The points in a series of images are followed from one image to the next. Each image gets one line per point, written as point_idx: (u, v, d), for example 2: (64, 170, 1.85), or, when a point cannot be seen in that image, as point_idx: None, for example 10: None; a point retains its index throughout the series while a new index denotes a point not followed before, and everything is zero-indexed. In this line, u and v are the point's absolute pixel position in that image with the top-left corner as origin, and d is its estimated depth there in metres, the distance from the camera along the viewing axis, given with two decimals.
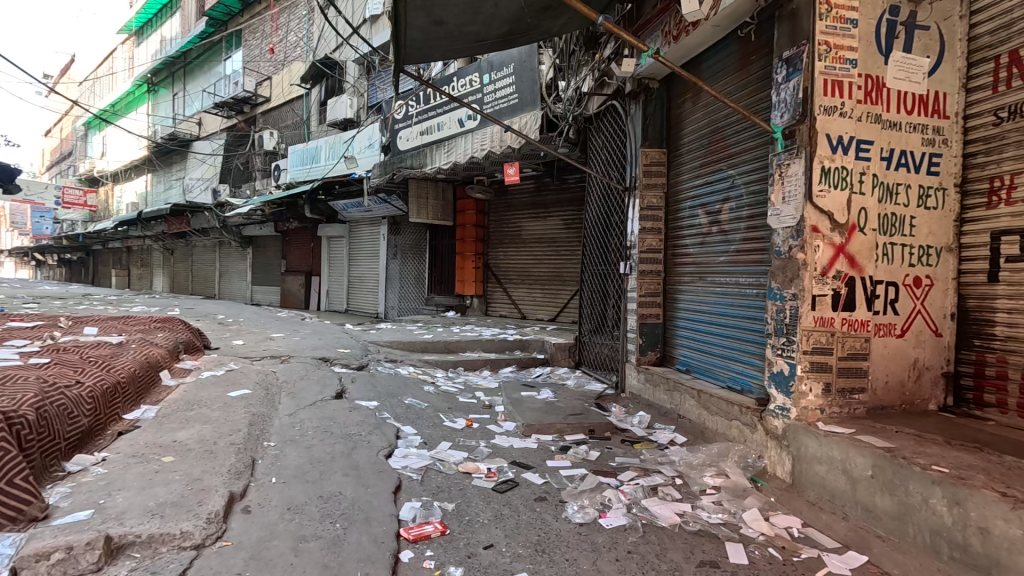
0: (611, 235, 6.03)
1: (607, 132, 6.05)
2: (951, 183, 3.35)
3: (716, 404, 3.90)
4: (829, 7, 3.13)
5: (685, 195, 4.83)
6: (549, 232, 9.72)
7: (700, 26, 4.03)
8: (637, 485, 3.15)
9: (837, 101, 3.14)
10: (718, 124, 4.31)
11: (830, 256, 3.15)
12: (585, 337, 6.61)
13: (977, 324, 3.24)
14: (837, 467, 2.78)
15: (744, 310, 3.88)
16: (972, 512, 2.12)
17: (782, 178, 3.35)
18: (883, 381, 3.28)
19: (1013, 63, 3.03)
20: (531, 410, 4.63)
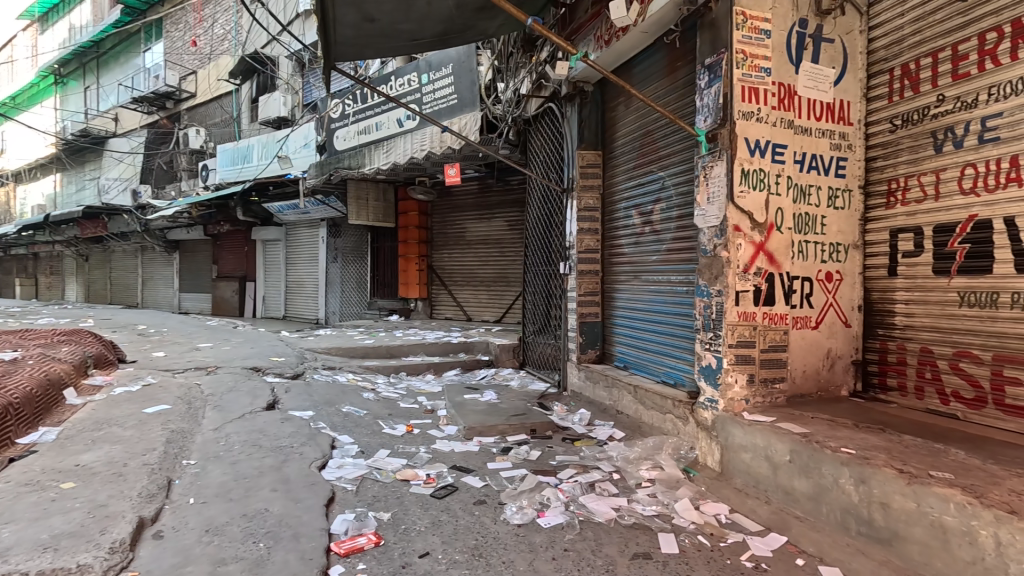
0: (551, 235, 6.10)
1: (546, 134, 6.12)
2: (856, 185, 3.62)
3: (652, 399, 4.01)
4: (745, 18, 3.30)
5: (620, 196, 4.95)
6: (494, 233, 9.74)
7: (629, 31, 4.15)
8: (575, 483, 3.18)
9: (754, 106, 3.31)
10: (648, 127, 4.45)
11: (751, 253, 3.32)
12: (529, 337, 6.65)
13: (880, 314, 3.52)
14: (760, 453, 2.94)
15: (676, 307, 4.02)
16: (875, 490, 2.29)
17: (706, 180, 3.50)
18: (802, 370, 3.50)
19: (905, 75, 3.34)
20: (473, 412, 4.60)
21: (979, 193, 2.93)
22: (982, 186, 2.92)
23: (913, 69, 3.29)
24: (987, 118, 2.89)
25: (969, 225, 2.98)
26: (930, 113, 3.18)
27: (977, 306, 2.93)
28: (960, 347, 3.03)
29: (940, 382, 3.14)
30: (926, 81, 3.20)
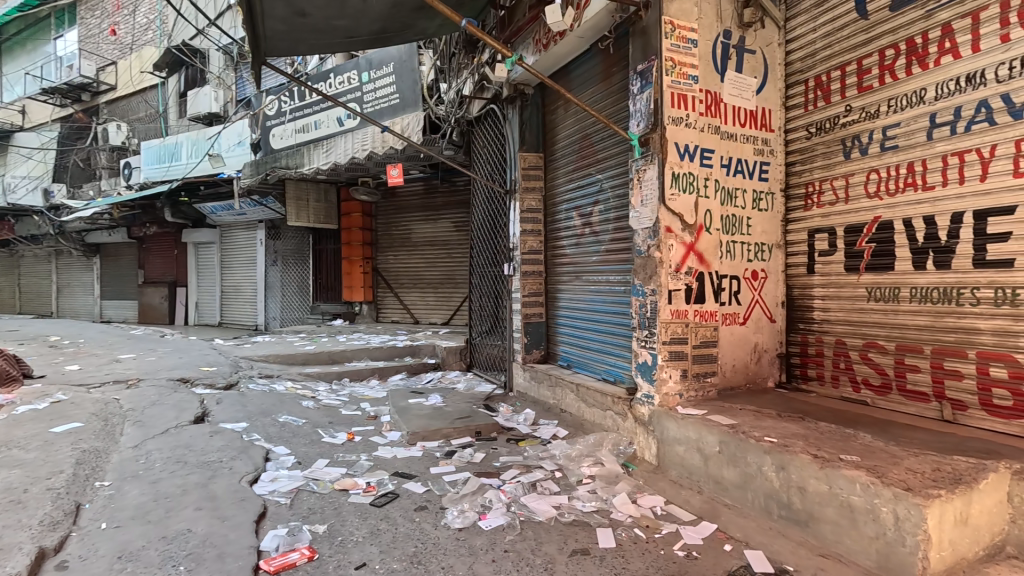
0: (496, 237, 6.11)
1: (489, 136, 6.13)
2: (777, 188, 3.84)
3: (593, 397, 4.10)
4: (673, 27, 3.44)
5: (561, 198, 5.03)
6: (440, 234, 9.66)
7: (566, 36, 4.22)
8: (517, 484, 3.20)
9: (683, 112, 3.45)
10: (586, 131, 4.55)
11: (682, 254, 3.46)
12: (476, 339, 6.63)
13: (801, 310, 3.76)
14: (693, 446, 3.06)
15: (615, 306, 4.12)
16: (794, 475, 2.44)
17: (639, 182, 3.61)
18: (731, 364, 3.68)
19: (818, 86, 3.59)
20: (417, 417, 4.52)
21: (882, 196, 3.20)
22: (884, 190, 3.19)
23: (825, 81, 3.54)
24: (888, 127, 3.16)
25: (874, 226, 3.24)
26: (840, 122, 3.44)
27: (882, 300, 3.19)
28: (868, 339, 3.29)
29: (852, 371, 3.39)
30: (837, 92, 3.46)
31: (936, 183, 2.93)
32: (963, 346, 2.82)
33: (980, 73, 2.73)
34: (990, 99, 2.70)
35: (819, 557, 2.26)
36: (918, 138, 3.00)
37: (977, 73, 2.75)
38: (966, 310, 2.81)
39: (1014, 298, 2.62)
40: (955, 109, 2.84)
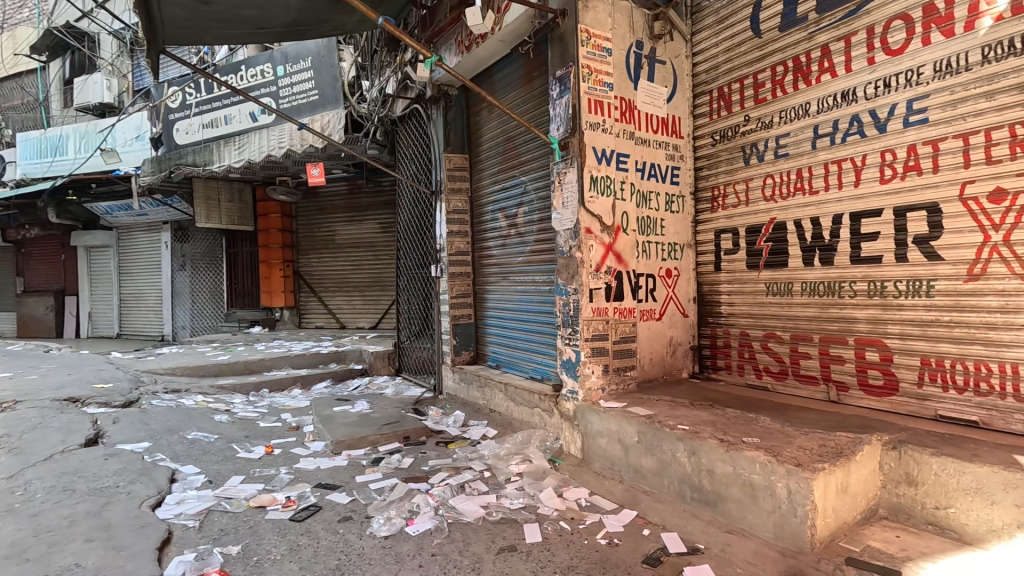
0: (423, 238, 6.03)
1: (413, 136, 6.04)
2: (688, 192, 4.10)
3: (521, 395, 4.17)
4: (589, 36, 3.57)
5: (487, 199, 5.06)
6: (366, 236, 9.41)
7: (487, 39, 4.26)
8: (445, 486, 3.18)
9: (600, 118, 3.60)
10: (509, 134, 4.62)
11: (602, 254, 3.60)
12: (405, 342, 6.51)
13: (710, 305, 4.04)
14: (615, 438, 3.19)
15: (540, 305, 4.21)
16: (703, 459, 2.61)
17: (560, 185, 3.71)
18: (649, 358, 3.87)
19: (721, 97, 3.88)
20: (342, 425, 4.36)
21: (776, 199, 3.51)
22: (778, 194, 3.50)
23: (727, 92, 3.83)
24: (780, 137, 3.47)
25: (770, 227, 3.55)
26: (740, 131, 3.74)
27: (778, 294, 3.51)
28: (768, 330, 3.60)
29: (755, 359, 3.70)
30: (737, 103, 3.75)
31: (820, 187, 3.26)
32: (844, 334, 3.17)
33: (853, 91, 3.08)
34: (860, 114, 3.05)
35: (726, 533, 2.45)
36: (805, 147, 3.32)
37: (850, 91, 3.10)
38: (847, 301, 3.15)
39: (884, 290, 2.98)
40: (833, 122, 3.18)
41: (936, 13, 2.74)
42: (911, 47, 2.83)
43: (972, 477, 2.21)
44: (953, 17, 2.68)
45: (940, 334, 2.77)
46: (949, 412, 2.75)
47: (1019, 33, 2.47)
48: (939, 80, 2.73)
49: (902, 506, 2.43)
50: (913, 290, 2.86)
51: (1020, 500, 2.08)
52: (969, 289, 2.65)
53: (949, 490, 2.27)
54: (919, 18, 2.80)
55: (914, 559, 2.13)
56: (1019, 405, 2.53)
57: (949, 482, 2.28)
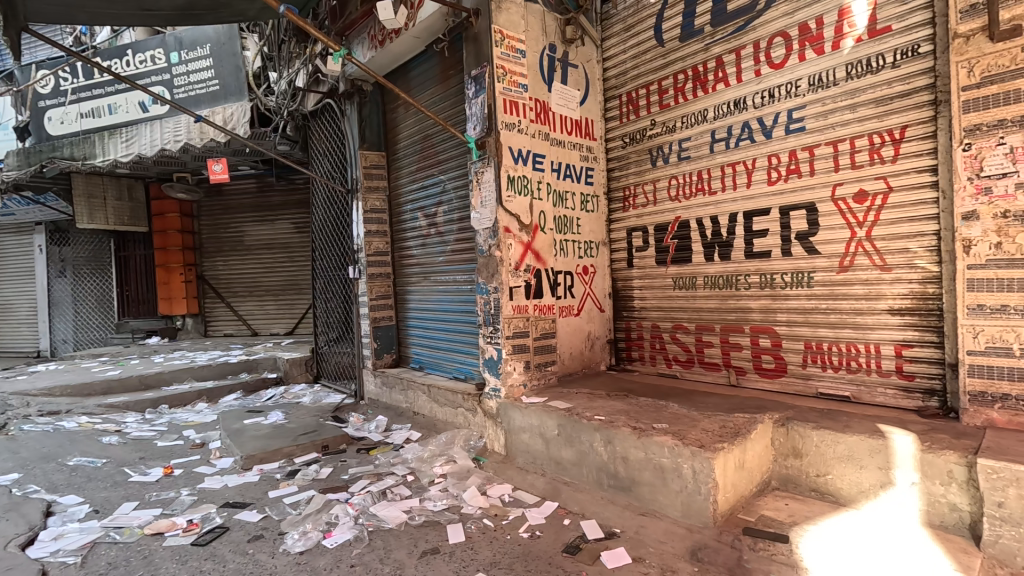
0: (339, 239, 5.80)
1: (327, 132, 5.79)
2: (601, 192, 4.27)
3: (444, 396, 4.14)
4: (502, 37, 3.60)
5: (406, 198, 4.97)
6: (278, 237, 8.90)
7: (401, 35, 4.18)
8: (366, 494, 3.09)
9: (515, 118, 3.64)
10: (427, 133, 4.56)
11: (520, 252, 3.65)
12: (323, 347, 6.24)
13: (624, 299, 4.23)
14: (536, 432, 3.26)
15: (461, 305, 4.20)
16: (618, 447, 2.74)
17: (478, 184, 3.72)
18: (569, 353, 3.99)
19: (629, 101, 4.07)
20: (253, 438, 4.09)
21: (680, 199, 3.75)
22: (682, 195, 3.74)
23: (634, 97, 4.03)
24: (682, 141, 3.71)
25: (676, 225, 3.78)
26: (647, 135, 3.95)
27: (684, 287, 3.75)
28: (676, 321, 3.83)
29: (665, 350, 3.93)
30: (643, 108, 3.96)
31: (718, 188, 3.52)
32: (741, 322, 3.45)
33: (743, 99, 3.36)
34: (750, 121, 3.34)
35: (640, 516, 2.58)
36: (704, 151, 3.58)
37: (741, 100, 3.38)
38: (743, 292, 3.43)
39: (773, 282, 3.28)
40: (727, 128, 3.45)
41: (809, 32, 3.06)
42: (790, 62, 3.14)
43: (845, 446, 2.49)
44: (823, 36, 3.01)
45: (819, 321, 3.10)
46: (828, 389, 3.08)
47: (875, 54, 2.82)
48: (813, 92, 3.05)
49: (790, 476, 2.69)
50: (798, 282, 3.17)
51: (882, 463, 2.38)
52: (841, 279, 2.99)
53: (827, 458, 2.55)
54: (796, 36, 3.11)
55: (799, 523, 2.36)
56: (882, 379, 2.88)
57: (827, 452, 2.55)
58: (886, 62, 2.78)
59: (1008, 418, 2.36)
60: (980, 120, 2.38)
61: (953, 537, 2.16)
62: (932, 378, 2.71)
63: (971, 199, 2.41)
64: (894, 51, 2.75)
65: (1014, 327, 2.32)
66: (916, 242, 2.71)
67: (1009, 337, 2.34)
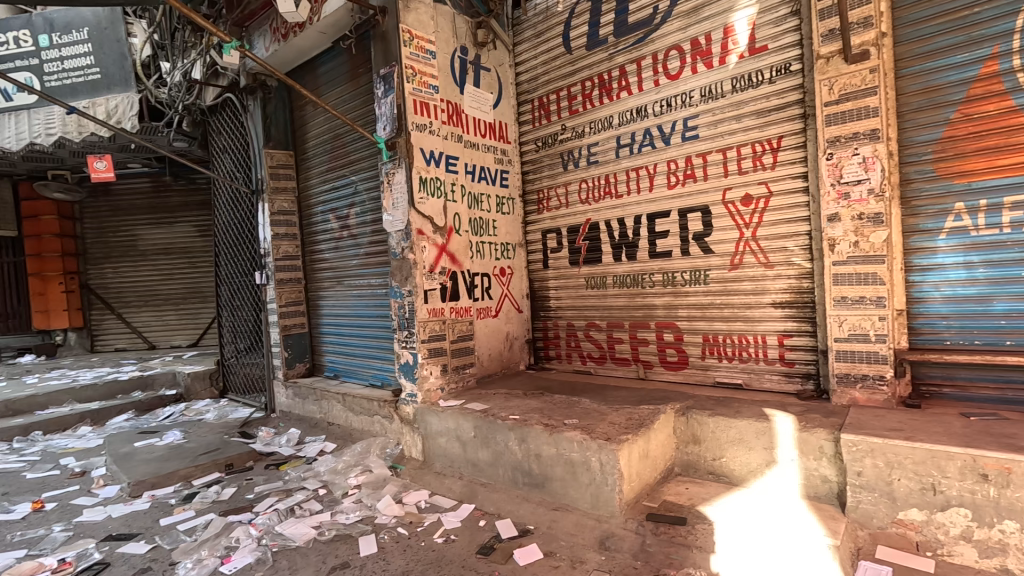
0: (244, 243, 5.43)
1: (229, 128, 5.44)
2: (517, 195, 4.34)
3: (360, 404, 4.01)
4: (411, 36, 3.55)
5: (316, 200, 4.76)
6: (178, 241, 8.24)
7: (305, 29, 4.00)
8: (272, 512, 2.91)
9: (426, 120, 3.61)
10: (337, 132, 4.41)
11: (435, 255, 3.62)
12: (229, 359, 5.84)
13: (541, 299, 4.32)
14: (453, 436, 3.25)
15: (377, 310, 4.10)
16: (531, 445, 2.79)
17: (389, 186, 3.64)
18: (487, 354, 4.01)
19: (541, 106, 4.16)
20: (144, 461, 3.73)
21: (590, 203, 3.89)
22: (591, 198, 3.88)
23: (546, 102, 4.13)
24: (590, 146, 3.85)
25: (587, 227, 3.92)
26: (558, 139, 4.06)
27: (596, 286, 3.89)
28: (590, 320, 3.97)
29: (580, 347, 4.06)
30: (555, 113, 4.07)
31: (624, 192, 3.69)
32: (647, 319, 3.64)
33: (644, 108, 3.55)
34: (651, 129, 3.53)
35: (553, 511, 2.65)
36: (611, 156, 3.74)
37: (642, 108, 3.57)
38: (648, 290, 3.62)
39: (674, 279, 3.49)
40: (631, 134, 3.62)
41: (700, 47, 3.29)
42: (684, 74, 3.36)
43: (736, 430, 2.70)
44: (711, 51, 3.25)
45: (715, 316, 3.33)
46: (724, 378, 3.32)
47: (756, 70, 3.08)
48: (705, 103, 3.28)
49: (690, 461, 2.87)
50: (696, 279, 3.39)
51: (767, 443, 2.61)
52: (732, 276, 3.24)
53: (721, 442, 2.75)
54: (689, 50, 3.33)
55: (697, 505, 2.52)
56: (768, 367, 3.16)
57: (721, 436, 2.76)
58: (764, 77, 3.05)
59: (867, 396, 2.67)
60: (839, 132, 2.68)
61: (825, 505, 2.41)
62: (808, 364, 3.00)
63: (834, 202, 2.70)
64: (771, 68, 3.02)
65: (870, 315, 2.63)
66: (792, 242, 2.99)
67: (867, 325, 2.65)
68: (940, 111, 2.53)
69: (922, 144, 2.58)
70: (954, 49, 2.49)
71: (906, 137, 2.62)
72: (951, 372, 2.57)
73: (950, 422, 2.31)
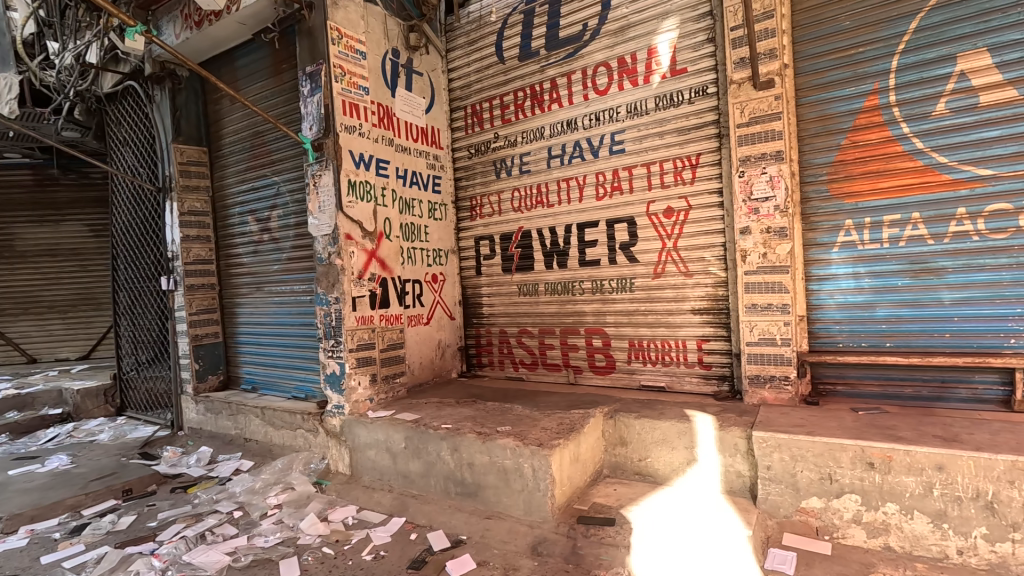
0: (147, 245, 4.96)
1: (130, 119, 4.97)
2: (449, 201, 4.31)
3: (280, 418, 3.77)
4: (340, 35, 3.43)
5: (232, 200, 4.46)
6: (66, 242, 7.38)
7: (222, 18, 3.74)
8: (179, 540, 2.66)
9: (356, 121, 3.49)
10: (258, 129, 4.16)
11: (364, 260, 3.50)
12: (128, 372, 5.29)
13: (473, 306, 4.30)
14: (382, 447, 3.14)
15: (300, 318, 3.90)
16: (464, 454, 2.77)
17: (315, 188, 3.48)
18: (418, 362, 3.93)
19: (474, 113, 4.17)
20: (21, 492, 3.27)
21: (522, 211, 3.94)
22: (524, 206, 3.93)
23: (478, 109, 4.14)
24: (522, 155, 3.91)
25: (519, 235, 3.96)
26: (491, 146, 4.09)
27: (528, 293, 3.95)
28: (522, 326, 4.02)
29: (513, 354, 4.08)
30: (487, 121, 4.09)
31: (555, 202, 3.78)
32: (577, 325, 3.74)
33: (574, 120, 3.66)
34: (581, 141, 3.64)
35: (486, 519, 2.64)
36: (543, 166, 3.81)
37: (572, 121, 3.68)
38: (578, 297, 3.72)
39: (603, 287, 3.62)
40: (562, 145, 3.72)
41: (626, 65, 3.45)
42: (612, 90, 3.51)
43: (660, 431, 2.83)
44: (636, 70, 3.42)
45: (641, 322, 3.49)
46: (648, 381, 3.48)
47: (676, 90, 3.28)
48: (631, 119, 3.44)
49: (618, 462, 2.97)
50: (623, 287, 3.54)
51: (688, 442, 2.76)
52: (656, 284, 3.41)
53: (647, 443, 2.88)
54: (616, 67, 3.49)
55: (625, 505, 2.61)
56: (688, 369, 3.34)
57: (647, 437, 2.88)
58: (684, 98, 3.25)
59: (775, 395, 2.91)
60: (750, 152, 2.91)
61: (739, 499, 2.58)
62: (724, 366, 3.21)
63: (746, 217, 2.93)
64: (690, 89, 3.23)
65: (777, 321, 2.88)
66: (709, 252, 3.20)
67: (774, 330, 2.89)
68: (832, 137, 2.83)
69: (819, 166, 2.87)
70: (843, 83, 2.79)
71: (806, 160, 2.90)
72: (843, 372, 2.86)
73: (843, 417, 2.57)
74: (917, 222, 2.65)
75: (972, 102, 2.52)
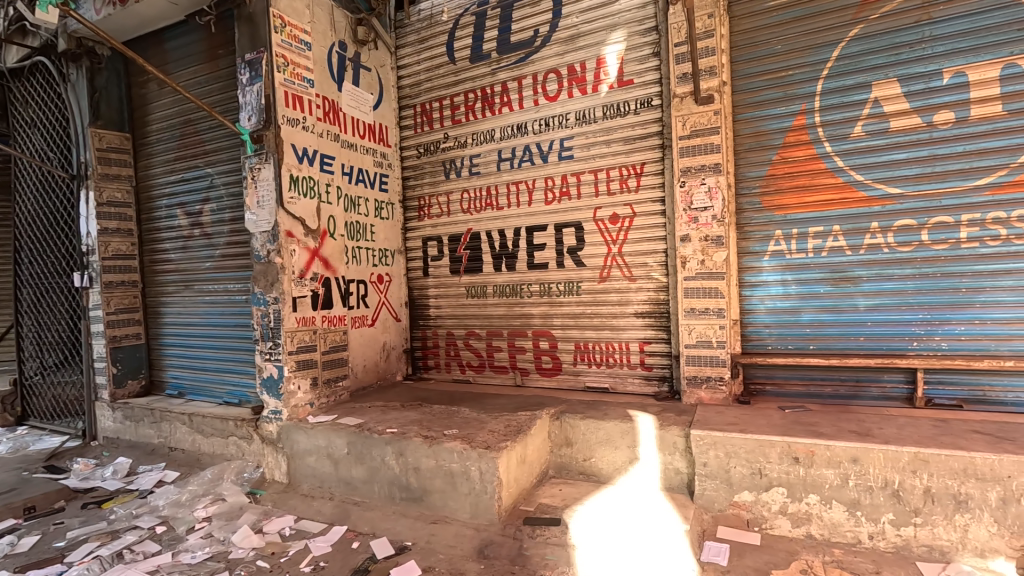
0: (57, 237, 4.52)
1: (39, 98, 4.51)
2: (396, 200, 4.22)
3: (210, 425, 3.55)
4: (283, 23, 3.29)
5: (159, 191, 4.15)
6: None
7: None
8: (92, 561, 2.44)
9: (299, 114, 3.35)
10: (190, 116, 3.90)
11: (306, 259, 3.36)
12: (32, 378, 4.79)
13: (419, 308, 4.23)
14: (323, 453, 3.03)
15: (234, 318, 3.69)
16: (410, 459, 2.71)
17: (254, 182, 3.31)
18: (361, 365, 3.81)
19: (423, 112, 4.11)
20: None
21: (471, 212, 3.93)
22: (473, 208, 3.92)
23: (428, 108, 4.09)
24: (472, 157, 3.90)
25: (468, 236, 3.95)
26: (440, 147, 4.05)
27: (476, 295, 3.94)
28: (469, 328, 4.00)
29: (460, 356, 4.05)
30: (437, 121, 4.05)
31: (504, 204, 3.79)
32: (525, 327, 3.77)
33: (524, 125, 3.70)
34: (530, 145, 3.68)
35: (431, 524, 2.60)
36: (492, 168, 3.82)
37: (522, 125, 3.71)
38: (526, 300, 3.75)
39: (550, 290, 3.67)
40: (512, 149, 3.74)
41: (575, 73, 3.52)
42: (561, 97, 3.57)
43: (604, 431, 2.90)
44: (585, 79, 3.50)
45: (586, 325, 3.57)
46: (593, 382, 3.56)
47: (623, 100, 3.38)
48: (579, 126, 3.52)
49: (563, 463, 3.02)
50: (570, 290, 3.60)
51: (630, 442, 2.85)
52: (602, 288, 3.50)
53: (591, 443, 2.94)
54: (565, 75, 3.55)
55: (570, 505, 2.65)
56: (631, 371, 3.45)
57: (591, 437, 2.94)
58: (631, 108, 3.36)
59: (710, 395, 3.06)
60: (690, 163, 3.05)
61: (677, 495, 2.69)
62: (664, 367, 3.34)
63: (686, 225, 3.07)
64: (636, 100, 3.35)
65: (713, 324, 3.03)
66: (652, 258, 3.33)
67: (710, 332, 3.04)
68: (765, 153, 3.02)
69: (753, 179, 3.05)
70: (774, 102, 2.99)
71: (741, 173, 3.08)
72: (771, 373, 3.05)
73: (771, 415, 2.74)
74: (837, 234, 2.88)
75: (884, 126, 2.77)
